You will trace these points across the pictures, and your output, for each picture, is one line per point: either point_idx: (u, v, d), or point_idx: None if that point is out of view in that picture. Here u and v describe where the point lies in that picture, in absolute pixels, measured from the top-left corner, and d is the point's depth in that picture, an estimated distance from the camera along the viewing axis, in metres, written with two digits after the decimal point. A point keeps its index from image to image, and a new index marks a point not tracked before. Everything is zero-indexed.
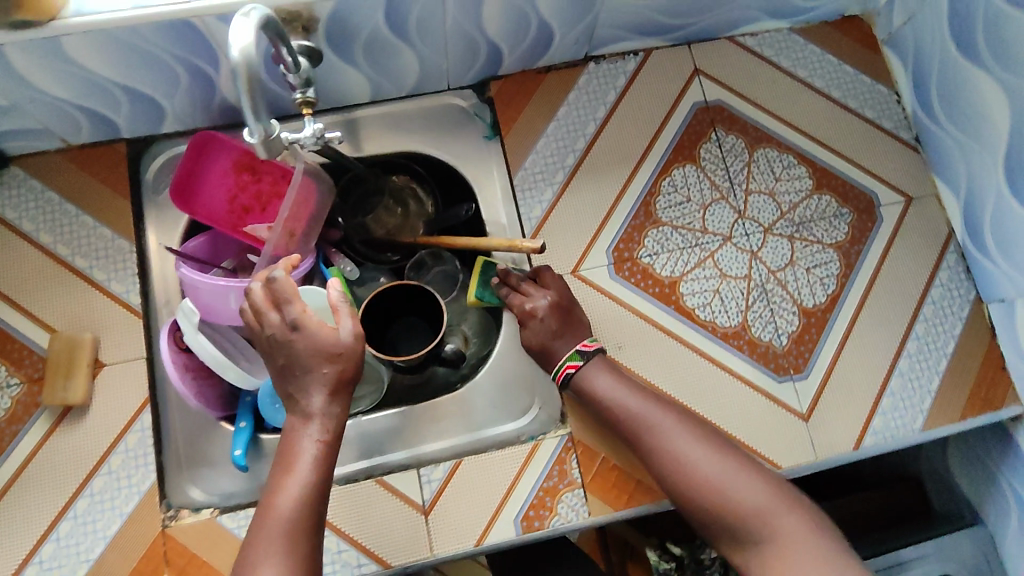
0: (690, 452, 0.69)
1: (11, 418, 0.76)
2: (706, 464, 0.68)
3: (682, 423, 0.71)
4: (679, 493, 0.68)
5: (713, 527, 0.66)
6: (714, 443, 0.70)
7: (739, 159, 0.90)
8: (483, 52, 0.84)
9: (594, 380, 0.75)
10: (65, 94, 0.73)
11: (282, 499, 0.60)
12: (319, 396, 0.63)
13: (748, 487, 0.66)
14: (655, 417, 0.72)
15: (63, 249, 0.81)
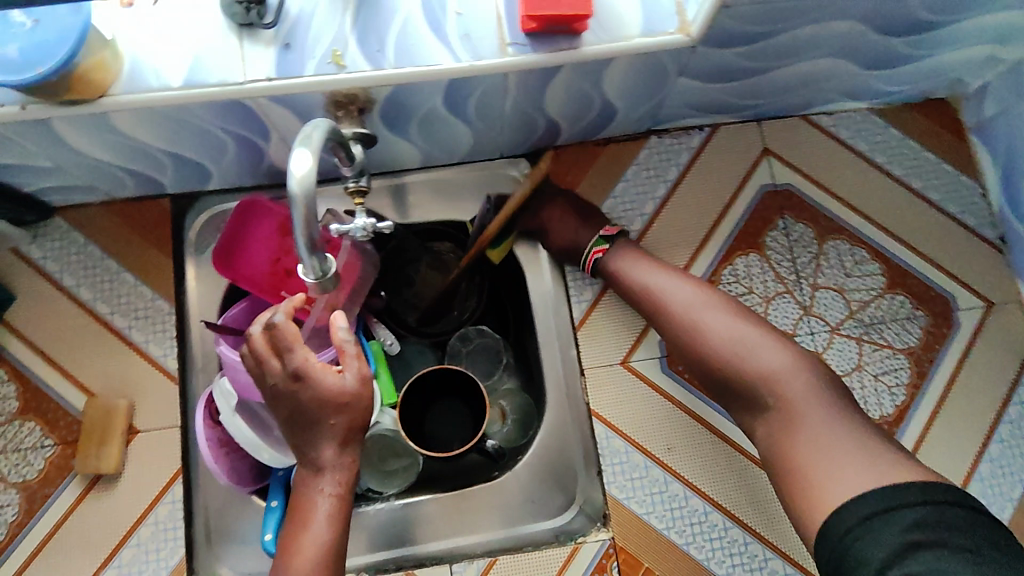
0: (715, 324, 0.71)
1: (43, 479, 0.75)
2: (735, 340, 0.70)
3: (712, 300, 0.73)
4: (703, 357, 0.71)
5: (736, 388, 0.69)
6: (738, 313, 0.72)
7: (808, 250, 0.85)
8: (541, 127, 0.80)
9: (628, 273, 0.77)
10: (114, 159, 0.71)
11: (296, 561, 0.59)
12: (331, 452, 0.62)
13: (774, 356, 0.68)
14: (689, 296, 0.74)
15: (104, 307, 0.80)
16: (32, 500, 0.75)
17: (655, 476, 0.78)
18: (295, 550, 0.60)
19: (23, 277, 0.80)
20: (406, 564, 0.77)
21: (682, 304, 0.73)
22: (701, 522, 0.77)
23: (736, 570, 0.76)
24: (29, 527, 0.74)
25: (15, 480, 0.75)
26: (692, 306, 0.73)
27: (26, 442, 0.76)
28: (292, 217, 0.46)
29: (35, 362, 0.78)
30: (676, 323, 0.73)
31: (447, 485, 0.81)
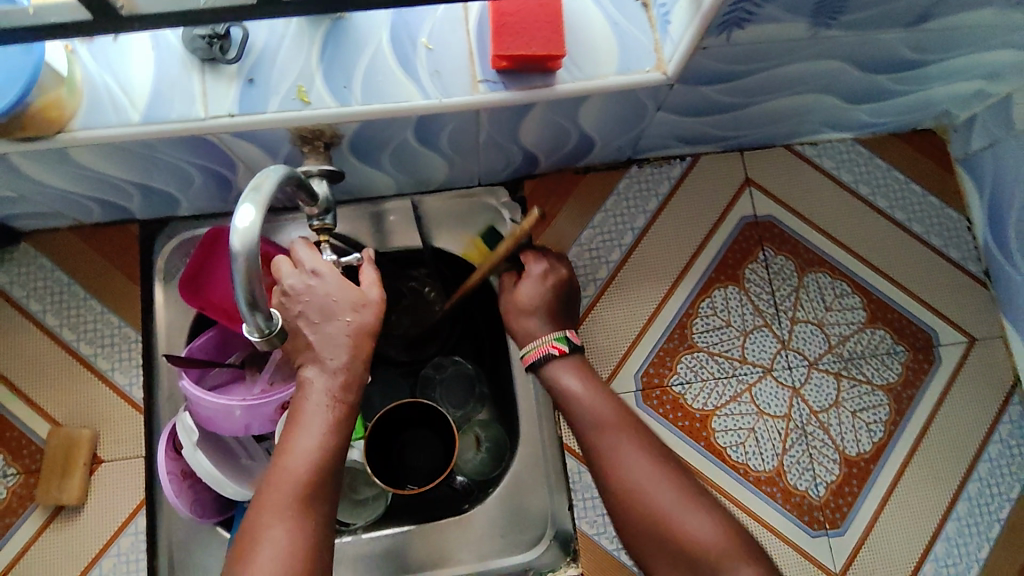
0: (635, 470, 0.61)
1: (5, 509, 0.74)
2: (655, 482, 0.60)
3: (640, 439, 0.63)
4: (614, 502, 0.62)
5: (650, 545, 0.59)
6: (668, 460, 0.62)
7: (788, 282, 0.84)
8: (518, 157, 0.78)
9: (563, 381, 0.68)
10: (76, 188, 0.70)
11: (287, 470, 0.54)
12: (336, 363, 0.57)
13: (698, 522, 0.58)
14: (614, 431, 0.64)
15: (69, 334, 0.78)
16: None
17: None
18: (285, 459, 0.54)
19: None
20: None
21: (603, 437, 0.64)
22: None
23: None
24: None
25: None
26: (613, 449, 0.63)
27: None
28: (235, 273, 0.44)
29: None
30: (592, 453, 0.64)
31: (418, 517, 0.81)
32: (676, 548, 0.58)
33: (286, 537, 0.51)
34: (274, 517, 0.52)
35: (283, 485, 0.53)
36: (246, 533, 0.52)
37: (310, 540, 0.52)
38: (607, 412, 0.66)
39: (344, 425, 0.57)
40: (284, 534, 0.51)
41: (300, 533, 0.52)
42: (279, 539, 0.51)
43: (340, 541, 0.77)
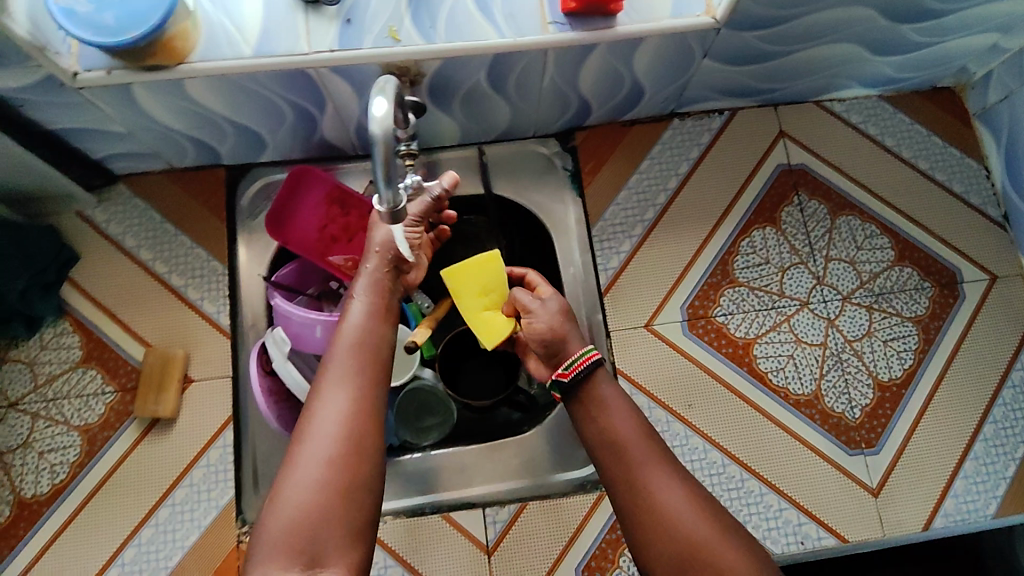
0: (667, 493, 0.56)
1: (103, 423, 0.81)
2: (687, 507, 0.55)
3: (673, 466, 0.58)
4: (638, 526, 0.55)
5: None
6: (709, 501, 0.56)
7: (822, 224, 0.91)
8: (573, 105, 0.85)
9: (603, 394, 0.65)
10: (179, 126, 0.77)
11: (340, 345, 0.61)
12: (371, 263, 0.67)
13: (739, 552, 0.52)
14: (646, 459, 0.58)
15: (162, 267, 0.85)
16: (93, 442, 0.80)
17: (677, 431, 0.83)
18: (338, 336, 0.62)
19: (87, 237, 0.86)
20: (443, 508, 0.81)
21: (637, 462, 0.58)
22: (718, 474, 0.82)
23: (752, 518, 0.81)
24: (90, 467, 0.80)
25: (77, 423, 0.81)
26: (642, 474, 0.57)
27: (88, 389, 0.82)
28: (375, 165, 0.50)
29: (98, 316, 0.84)
30: (620, 476, 0.58)
31: (481, 437, 0.88)
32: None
33: (342, 391, 0.57)
34: (331, 377, 0.58)
35: (337, 353, 0.60)
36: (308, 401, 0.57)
37: (364, 395, 0.57)
38: (641, 434, 0.61)
39: (386, 309, 0.66)
40: (340, 389, 0.57)
41: (354, 386, 0.57)
42: (336, 394, 0.57)
43: (410, 458, 0.84)
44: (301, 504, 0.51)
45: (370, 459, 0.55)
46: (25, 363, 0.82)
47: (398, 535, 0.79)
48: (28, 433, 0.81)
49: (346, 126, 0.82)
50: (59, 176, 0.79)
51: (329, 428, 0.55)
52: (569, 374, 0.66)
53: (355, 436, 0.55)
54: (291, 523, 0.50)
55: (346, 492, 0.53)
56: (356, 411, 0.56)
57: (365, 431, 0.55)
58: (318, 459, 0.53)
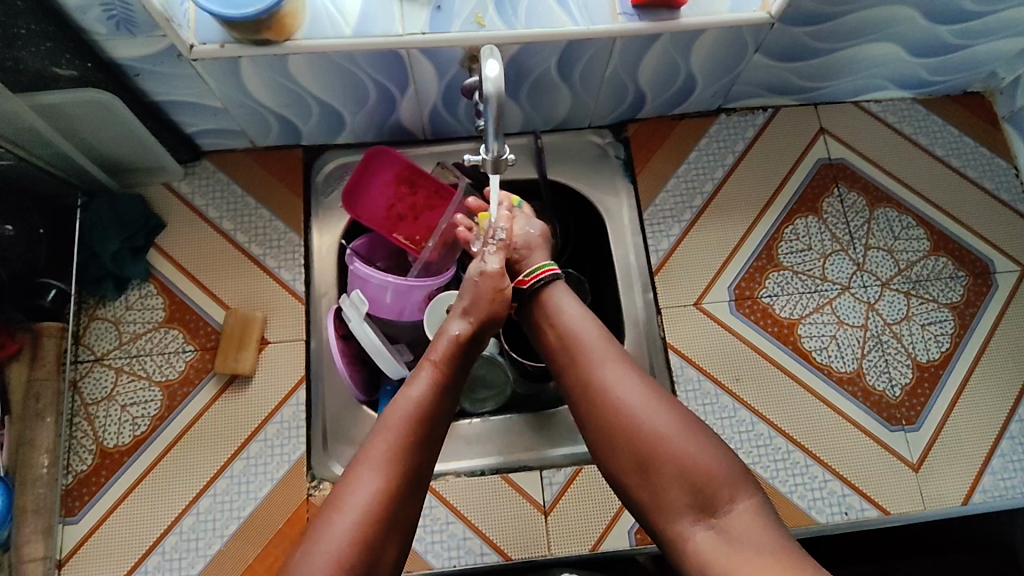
0: (623, 391, 0.64)
1: (183, 379, 0.85)
2: (644, 404, 0.63)
3: (626, 365, 0.66)
4: (601, 422, 0.64)
5: (639, 473, 0.61)
6: (656, 392, 0.65)
7: (861, 215, 0.96)
8: (629, 96, 0.92)
9: (559, 303, 0.73)
10: (270, 103, 0.83)
11: (393, 413, 0.64)
12: (457, 328, 0.71)
13: (699, 448, 0.60)
14: (602, 359, 0.66)
15: (242, 237, 0.91)
16: (173, 397, 0.85)
17: (725, 403, 0.87)
18: (393, 405, 0.65)
19: (172, 207, 0.91)
20: (501, 470, 0.85)
21: (594, 364, 0.66)
22: (765, 445, 0.86)
23: (799, 488, 0.84)
24: (171, 420, 0.84)
25: (158, 378, 0.85)
26: (600, 374, 0.65)
27: (170, 347, 0.86)
28: (485, 115, 0.58)
29: (181, 280, 0.89)
30: (581, 376, 0.67)
31: (533, 407, 0.93)
32: (667, 467, 0.60)
33: (384, 467, 0.61)
34: (377, 451, 0.62)
35: (390, 424, 0.63)
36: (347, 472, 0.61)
37: (401, 478, 0.61)
38: (594, 337, 0.68)
39: (448, 380, 0.68)
40: (379, 468, 0.60)
41: (394, 465, 0.61)
42: (376, 466, 0.61)
43: (470, 424, 0.88)
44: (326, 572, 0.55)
45: (392, 528, 0.60)
46: (111, 321, 0.87)
47: (457, 493, 0.83)
48: (111, 386, 0.85)
49: (421, 110, 0.89)
50: (156, 146, 0.85)
51: (363, 503, 0.58)
52: (529, 281, 0.74)
53: (385, 516, 0.59)
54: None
55: (364, 563, 0.57)
56: (394, 489, 0.60)
57: (393, 508, 0.60)
58: (348, 534, 0.57)
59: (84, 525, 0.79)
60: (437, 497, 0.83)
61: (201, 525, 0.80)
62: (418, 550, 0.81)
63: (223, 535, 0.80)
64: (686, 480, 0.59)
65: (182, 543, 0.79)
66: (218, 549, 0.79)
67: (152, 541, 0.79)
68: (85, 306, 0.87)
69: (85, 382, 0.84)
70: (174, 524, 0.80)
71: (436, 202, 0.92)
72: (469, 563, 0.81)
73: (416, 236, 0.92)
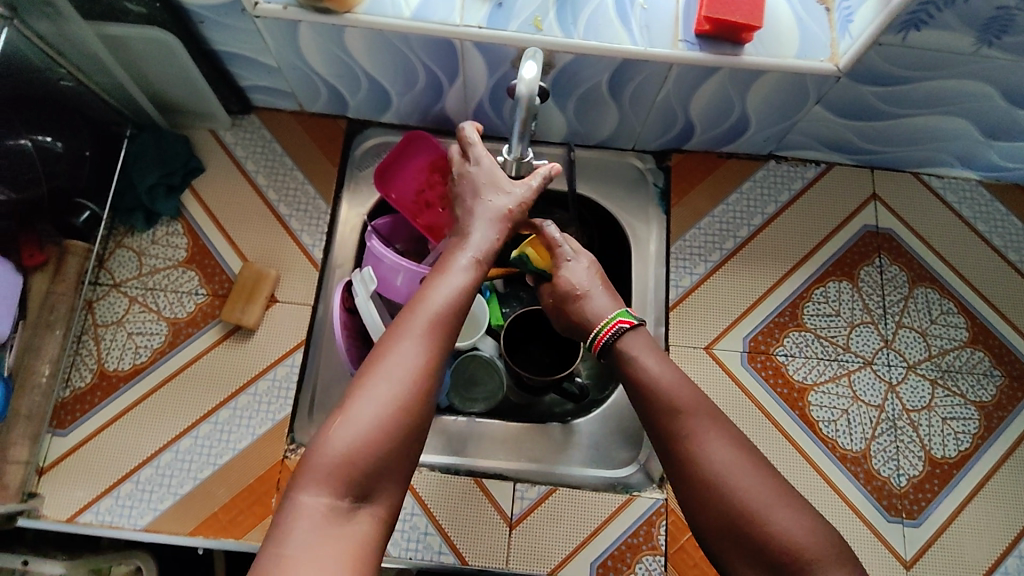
0: (718, 454, 0.62)
1: (190, 319, 0.87)
2: (736, 467, 0.61)
3: (719, 426, 0.65)
4: (692, 485, 0.62)
5: (727, 536, 0.60)
6: (749, 453, 0.63)
7: (898, 291, 0.92)
8: (676, 126, 0.90)
9: (648, 360, 0.70)
10: (322, 71, 0.85)
11: (431, 296, 0.64)
12: (477, 237, 0.70)
13: (789, 517, 0.58)
14: (697, 420, 0.65)
15: (273, 194, 0.93)
16: (177, 334, 0.87)
17: None
18: (430, 287, 0.65)
19: (212, 153, 0.94)
20: (477, 474, 0.84)
21: (689, 423, 0.65)
22: None
23: None
24: (170, 357, 0.86)
25: (167, 314, 0.87)
26: (697, 436, 0.64)
27: (184, 287, 0.89)
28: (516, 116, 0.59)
29: (206, 224, 0.91)
30: (673, 435, 0.65)
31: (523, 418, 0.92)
32: (755, 534, 0.58)
33: (423, 343, 0.60)
34: (411, 319, 0.61)
35: (429, 301, 0.63)
36: (384, 337, 0.60)
37: (441, 353, 0.61)
38: (690, 395, 0.67)
39: (479, 283, 0.68)
40: (418, 341, 0.60)
41: (434, 341, 0.60)
42: (415, 340, 0.59)
43: (455, 420, 0.88)
44: (366, 439, 0.54)
45: (427, 419, 0.58)
46: (134, 251, 0.89)
47: (428, 487, 0.83)
48: (122, 312, 0.87)
49: (466, 104, 0.89)
50: (208, 94, 0.88)
51: (404, 373, 0.57)
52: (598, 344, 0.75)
53: (423, 390, 0.58)
54: (348, 454, 0.53)
55: (402, 439, 0.55)
56: (435, 363, 0.59)
57: (432, 385, 0.59)
58: (389, 402, 0.56)
59: (71, 440, 0.82)
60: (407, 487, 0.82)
61: (178, 463, 0.82)
62: None
63: (196, 478, 0.81)
64: (772, 553, 0.57)
65: (157, 476, 0.81)
66: (188, 490, 0.81)
67: (130, 468, 0.81)
68: (114, 233, 0.90)
69: (100, 304, 0.87)
70: (152, 457, 0.82)
71: None
72: (427, 560, 0.80)
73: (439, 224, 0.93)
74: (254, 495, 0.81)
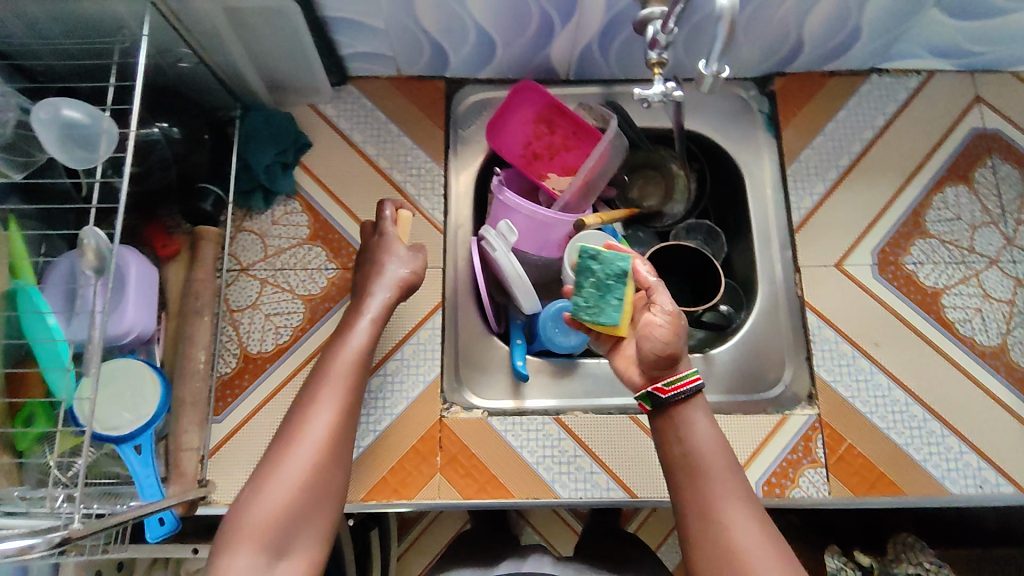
0: (741, 532, 0.59)
1: (325, 294, 0.87)
2: (758, 550, 0.58)
3: (744, 502, 0.62)
4: (707, 556, 0.60)
5: None
6: (773, 537, 0.60)
7: (1014, 188, 0.92)
8: (785, 47, 0.89)
9: (693, 420, 0.66)
10: (431, 28, 0.83)
11: (340, 358, 0.74)
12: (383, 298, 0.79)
13: None
14: (720, 491, 0.62)
15: (384, 162, 0.92)
16: (315, 311, 0.86)
17: (862, 365, 0.86)
18: (340, 356, 0.74)
19: (318, 128, 0.92)
20: (629, 412, 0.86)
21: (714, 493, 0.62)
22: (901, 410, 0.84)
23: (933, 457, 0.82)
24: (313, 332, 0.86)
25: (301, 292, 0.87)
26: (720, 508, 0.61)
27: (313, 263, 0.88)
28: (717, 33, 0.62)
29: (324, 198, 0.90)
30: (694, 504, 0.62)
31: None
32: None
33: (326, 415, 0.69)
34: (326, 394, 0.71)
35: (338, 364, 0.73)
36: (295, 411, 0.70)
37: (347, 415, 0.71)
38: (721, 462, 0.64)
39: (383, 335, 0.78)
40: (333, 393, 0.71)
41: (339, 405, 0.70)
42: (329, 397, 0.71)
43: (596, 363, 0.90)
44: (279, 513, 0.61)
45: (335, 475, 0.67)
46: (256, 234, 0.88)
47: (587, 429, 0.84)
48: (256, 295, 0.86)
49: (573, 47, 0.88)
50: (314, 64, 0.86)
51: (318, 432, 0.67)
52: (668, 392, 0.66)
53: (330, 441, 0.68)
54: (270, 523, 0.61)
55: (305, 496, 0.64)
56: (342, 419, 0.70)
57: (336, 439, 0.68)
58: (299, 461, 0.65)
59: (227, 425, 0.82)
60: (565, 430, 0.83)
61: None
62: (545, 479, 0.82)
63: (359, 447, 0.82)
64: None
65: None
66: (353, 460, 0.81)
67: None
68: (234, 218, 0.89)
69: (232, 290, 0.86)
70: None
71: (574, 142, 0.93)
72: (596, 497, 0.81)
73: (552, 175, 0.93)
74: (419, 456, 0.82)
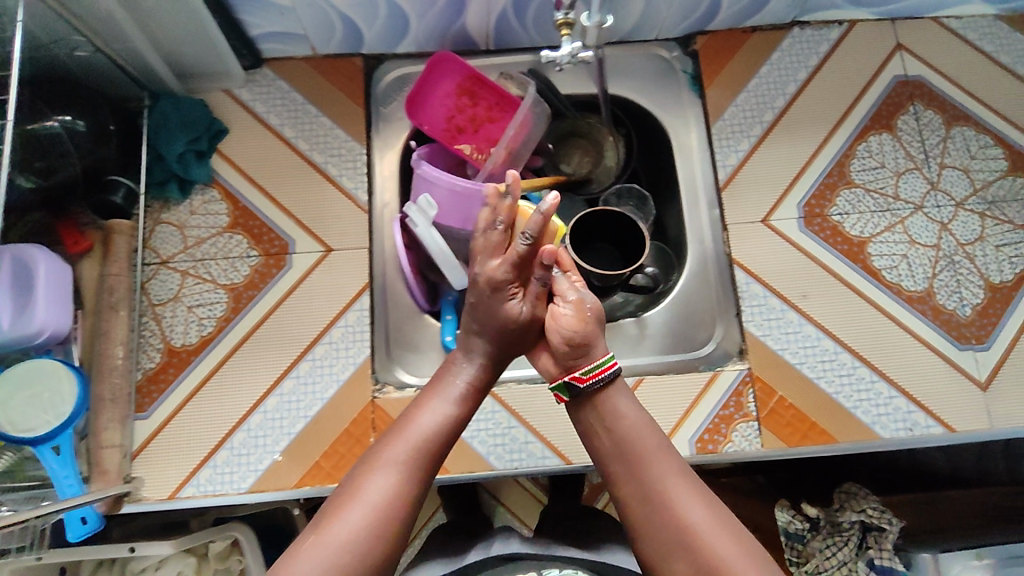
0: (686, 507, 0.57)
1: (249, 282, 0.85)
2: (704, 519, 0.56)
3: (682, 474, 0.60)
4: (656, 539, 0.57)
5: None
6: (714, 505, 0.58)
7: (936, 133, 0.93)
8: (702, 4, 0.88)
9: (618, 401, 0.64)
10: (337, 2, 0.81)
11: None
12: None
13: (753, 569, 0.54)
14: (658, 469, 0.60)
15: (304, 145, 0.90)
16: (239, 299, 0.85)
17: (791, 318, 0.86)
18: None
19: (233, 113, 0.90)
20: None
21: (652, 472, 0.60)
22: (830, 360, 0.85)
23: (862, 403, 0.83)
24: (239, 320, 0.84)
25: (223, 282, 0.85)
26: (661, 486, 0.59)
27: (234, 252, 0.86)
28: None
29: (243, 185, 0.88)
30: (632, 486, 0.60)
31: None
32: None
33: None
34: None
35: None
36: None
37: None
38: (652, 439, 0.62)
39: None
40: None
41: None
42: None
43: None
44: None
45: None
46: (175, 225, 0.87)
47: (519, 400, 0.83)
48: (177, 288, 0.85)
49: (487, 15, 0.87)
50: (221, 47, 0.84)
51: None
52: (586, 380, 0.65)
53: None
54: None
55: None
56: None
57: None
58: None
59: (154, 420, 0.81)
60: (499, 403, 0.83)
61: (269, 423, 0.81)
62: (481, 453, 0.81)
63: (290, 433, 0.81)
64: None
65: (251, 438, 0.80)
66: (284, 447, 0.80)
67: (223, 436, 0.81)
68: (151, 210, 0.87)
69: (152, 284, 0.85)
70: (242, 420, 0.81)
71: (498, 114, 0.91)
72: (531, 466, 0.81)
73: (477, 147, 0.91)
74: (351, 438, 0.81)
